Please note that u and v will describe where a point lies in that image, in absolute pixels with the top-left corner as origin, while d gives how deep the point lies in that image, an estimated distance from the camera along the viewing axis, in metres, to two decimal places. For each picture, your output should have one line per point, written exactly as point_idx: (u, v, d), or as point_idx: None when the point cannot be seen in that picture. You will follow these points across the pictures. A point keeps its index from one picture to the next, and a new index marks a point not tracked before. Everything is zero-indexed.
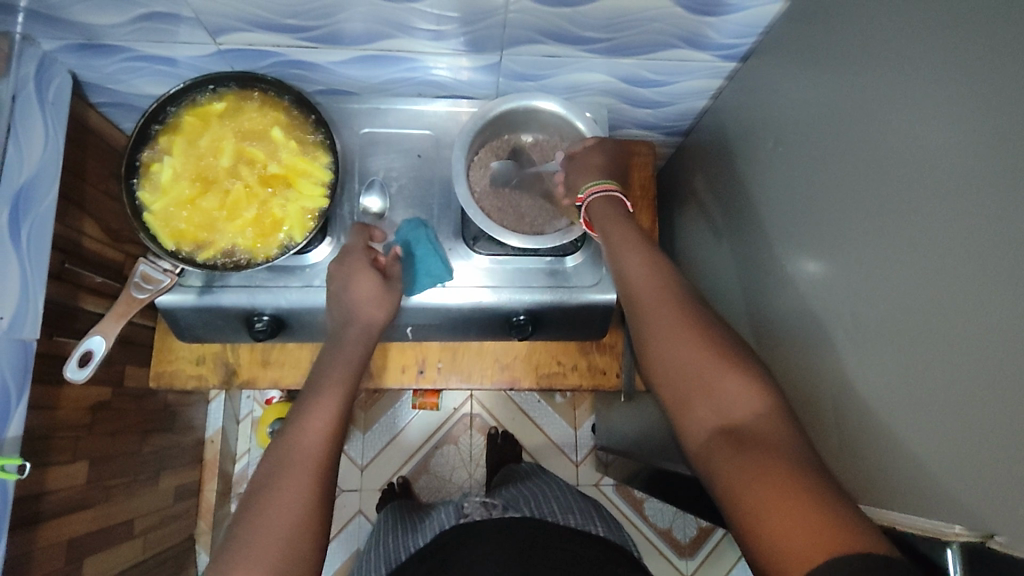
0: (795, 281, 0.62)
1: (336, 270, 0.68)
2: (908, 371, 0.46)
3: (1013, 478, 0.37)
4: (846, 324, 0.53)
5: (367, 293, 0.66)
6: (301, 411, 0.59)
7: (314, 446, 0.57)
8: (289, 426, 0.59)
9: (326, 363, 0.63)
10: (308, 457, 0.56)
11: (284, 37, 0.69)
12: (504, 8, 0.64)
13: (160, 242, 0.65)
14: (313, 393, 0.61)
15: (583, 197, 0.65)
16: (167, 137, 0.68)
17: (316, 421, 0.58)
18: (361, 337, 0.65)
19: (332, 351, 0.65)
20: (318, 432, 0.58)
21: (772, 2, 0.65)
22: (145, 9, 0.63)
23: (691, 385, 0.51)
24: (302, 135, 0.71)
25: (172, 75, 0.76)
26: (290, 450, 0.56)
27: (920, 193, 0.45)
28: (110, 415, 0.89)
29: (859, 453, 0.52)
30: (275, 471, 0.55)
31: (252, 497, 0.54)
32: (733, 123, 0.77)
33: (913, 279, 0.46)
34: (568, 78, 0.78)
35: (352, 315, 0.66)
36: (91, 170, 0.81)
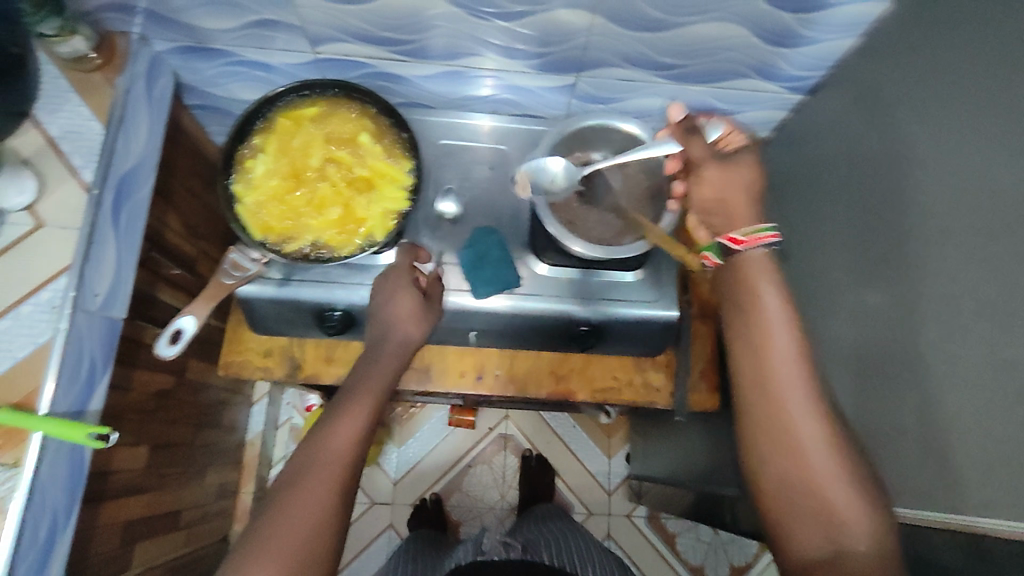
0: (866, 301, 0.63)
1: (380, 285, 0.70)
2: (990, 384, 0.46)
3: None
4: (920, 341, 0.54)
5: (408, 308, 0.68)
6: (331, 417, 0.60)
7: (342, 451, 0.58)
8: (323, 426, 0.60)
9: (364, 372, 0.65)
10: (335, 461, 0.57)
11: (377, 49, 0.73)
12: (589, 30, 0.68)
13: (252, 233, 0.69)
14: (348, 399, 0.62)
15: (743, 241, 0.58)
16: (262, 137, 0.72)
17: (344, 428, 0.59)
18: (401, 348, 0.67)
19: (368, 361, 0.66)
20: (348, 439, 0.59)
21: (843, 37, 0.68)
22: (257, 16, 0.68)
23: (798, 491, 0.52)
24: (389, 143, 0.74)
25: (267, 81, 0.81)
26: (317, 452, 0.57)
27: (1002, 210, 0.47)
28: (170, 404, 0.92)
29: (935, 470, 0.52)
30: (302, 469, 0.56)
31: (278, 493, 0.55)
32: (797, 151, 0.79)
33: (993, 295, 0.47)
34: (639, 103, 0.81)
35: (394, 326, 0.68)
36: (179, 167, 0.85)
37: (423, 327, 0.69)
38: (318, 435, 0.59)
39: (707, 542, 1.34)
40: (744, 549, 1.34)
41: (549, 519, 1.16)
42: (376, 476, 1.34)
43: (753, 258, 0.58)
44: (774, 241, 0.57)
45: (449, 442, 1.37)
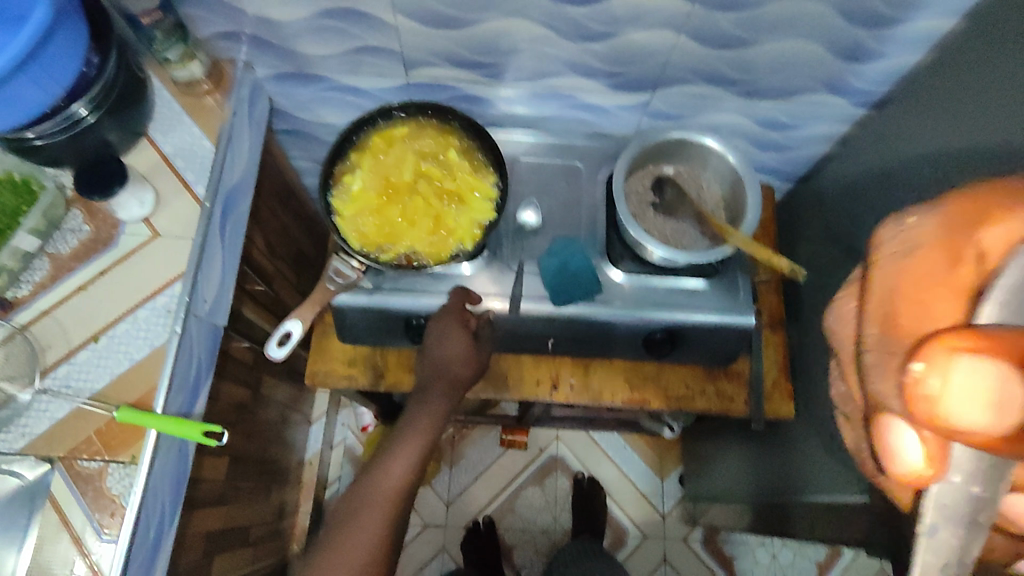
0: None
1: (433, 325, 0.75)
2: None
3: None
4: None
5: (454, 349, 0.74)
6: (386, 457, 0.71)
7: (394, 489, 0.69)
8: (376, 467, 0.71)
9: (413, 413, 0.74)
10: (384, 500, 0.68)
11: (465, 72, 0.78)
12: (669, 50, 0.72)
13: (351, 244, 0.72)
14: (403, 436, 0.72)
15: None
16: (358, 154, 0.77)
17: (397, 468, 0.70)
18: (447, 385, 0.75)
19: (417, 399, 0.75)
20: (396, 479, 0.69)
21: (911, 52, 0.71)
22: (360, 42, 0.73)
23: None
24: (474, 159, 0.78)
25: (355, 105, 0.86)
26: (374, 492, 0.68)
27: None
28: (247, 417, 0.94)
29: None
30: (357, 507, 0.68)
31: (337, 526, 0.67)
32: (857, 162, 0.82)
33: None
34: (707, 120, 0.86)
35: (445, 364, 0.75)
36: (266, 187, 0.90)
37: (474, 361, 0.76)
38: (374, 473, 0.70)
39: (765, 566, 1.33)
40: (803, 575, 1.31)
41: (572, 562, 1.15)
42: (429, 499, 1.34)
43: None
44: None
45: (500, 463, 1.38)
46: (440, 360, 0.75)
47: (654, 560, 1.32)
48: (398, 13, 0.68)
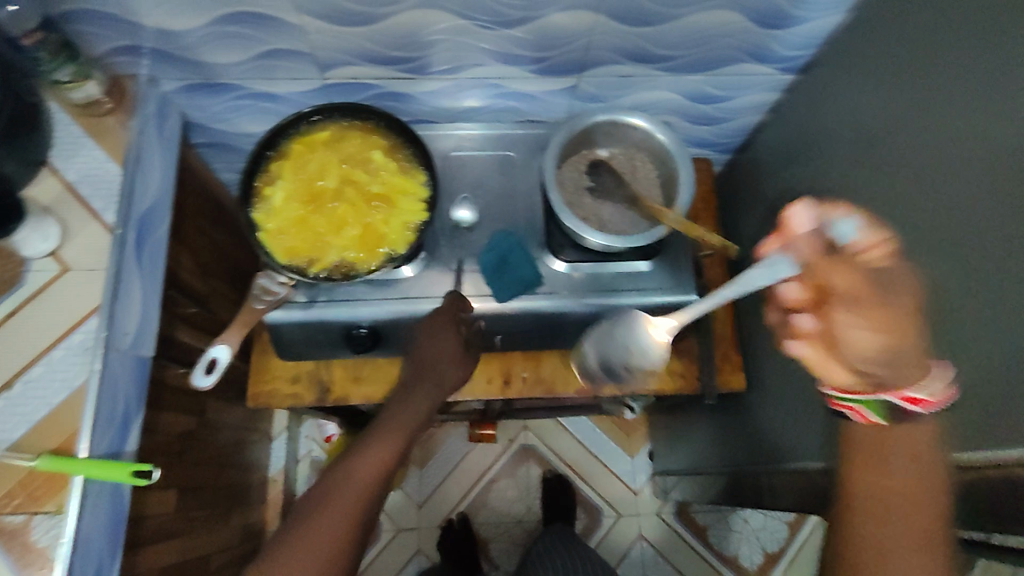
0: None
1: (426, 327, 0.74)
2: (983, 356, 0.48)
3: None
4: None
5: (445, 351, 0.74)
6: (365, 443, 0.70)
7: (374, 471, 0.68)
8: (354, 454, 0.69)
9: (395, 407, 0.73)
10: (357, 487, 0.66)
11: (383, 69, 0.75)
12: (589, 31, 0.70)
13: (276, 259, 0.69)
14: (388, 422, 0.72)
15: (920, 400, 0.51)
16: (278, 164, 0.73)
17: (379, 451, 0.69)
18: (437, 381, 0.75)
19: (406, 389, 0.74)
20: (372, 469, 0.68)
21: (831, 15, 0.70)
22: (267, 47, 0.69)
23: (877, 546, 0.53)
24: (402, 158, 0.75)
25: (273, 111, 0.82)
26: (353, 471, 0.67)
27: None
28: (194, 444, 0.91)
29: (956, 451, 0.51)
30: (331, 490, 0.66)
31: (307, 509, 0.65)
32: (789, 130, 0.81)
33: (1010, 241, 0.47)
34: (638, 99, 0.84)
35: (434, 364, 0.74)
36: (188, 205, 0.85)
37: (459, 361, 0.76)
38: (355, 454, 0.69)
39: (737, 531, 1.35)
40: (775, 535, 1.34)
41: (545, 556, 1.14)
42: (400, 502, 1.33)
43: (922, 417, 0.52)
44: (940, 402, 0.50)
45: (469, 458, 1.36)
46: (431, 360, 0.74)
47: (630, 537, 1.34)
48: (302, 13, 0.64)
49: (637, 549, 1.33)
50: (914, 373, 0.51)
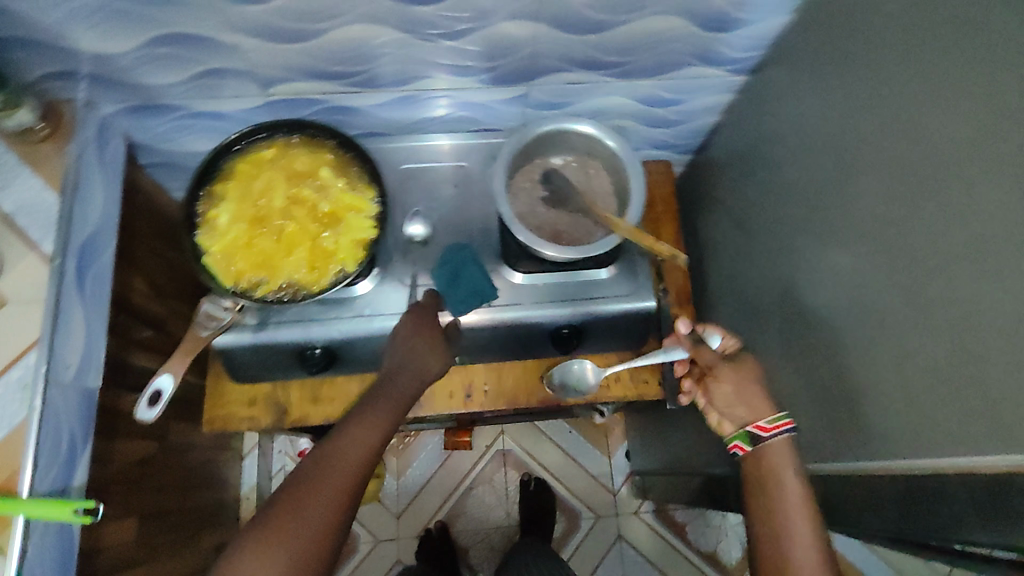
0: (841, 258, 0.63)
1: (404, 323, 0.71)
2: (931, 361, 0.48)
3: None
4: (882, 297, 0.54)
5: (419, 347, 0.69)
6: (349, 426, 0.63)
7: (353, 461, 0.61)
8: (336, 437, 0.62)
9: (380, 390, 0.67)
10: (340, 474, 0.60)
11: (327, 84, 0.73)
12: (532, 40, 0.69)
13: (221, 283, 0.67)
14: (367, 411, 0.65)
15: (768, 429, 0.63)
16: (222, 185, 0.71)
17: (357, 440, 0.62)
18: (418, 375, 0.68)
19: (385, 382, 0.67)
20: (357, 455, 0.61)
21: (775, 18, 0.69)
22: (202, 66, 0.67)
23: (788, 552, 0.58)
24: (350, 174, 0.73)
25: (219, 129, 0.80)
26: (330, 461, 0.60)
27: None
28: (157, 469, 0.89)
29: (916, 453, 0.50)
30: (312, 476, 0.59)
31: (282, 496, 0.58)
32: (747, 131, 0.81)
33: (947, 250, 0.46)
34: (591, 104, 0.83)
35: (409, 362, 0.68)
36: (139, 227, 0.83)
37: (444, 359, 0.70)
38: (331, 445, 0.62)
39: (717, 528, 1.35)
40: None
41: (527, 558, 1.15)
42: (378, 513, 1.32)
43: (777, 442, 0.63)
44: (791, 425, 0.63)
45: (447, 466, 1.36)
46: (408, 357, 0.68)
47: (609, 538, 1.34)
48: (237, 31, 0.62)
49: (615, 549, 1.33)
50: (760, 407, 0.65)
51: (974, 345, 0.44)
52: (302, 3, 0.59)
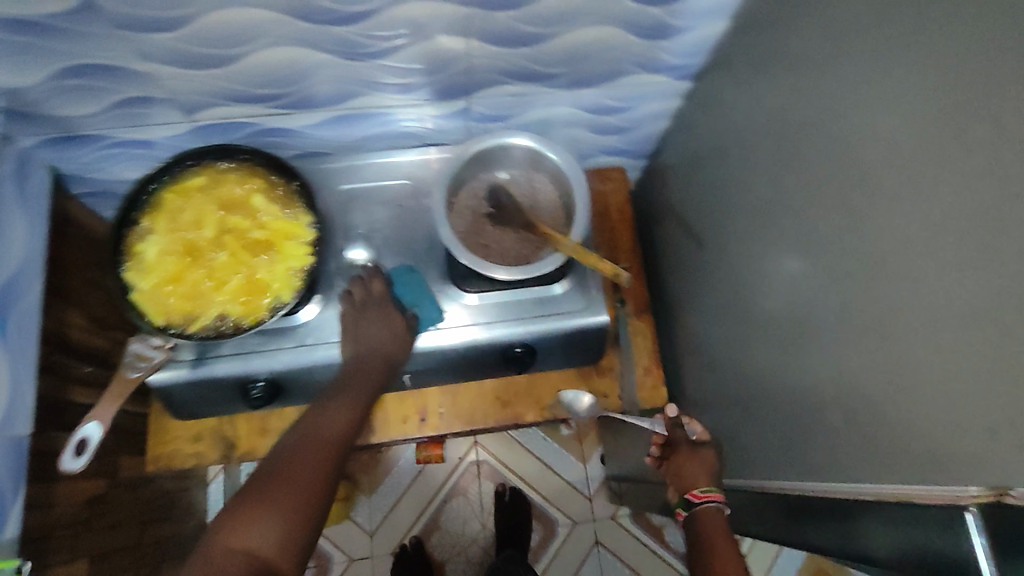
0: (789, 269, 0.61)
1: (357, 320, 0.70)
2: (885, 380, 0.46)
3: (988, 425, 0.37)
4: (832, 311, 0.53)
5: (382, 337, 0.70)
6: (325, 406, 0.63)
7: (331, 438, 0.60)
8: (311, 418, 0.62)
9: (346, 378, 0.67)
10: (327, 440, 0.60)
11: (255, 107, 0.70)
12: (466, 54, 0.67)
13: (150, 320, 0.65)
14: (337, 395, 0.65)
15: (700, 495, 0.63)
16: (149, 217, 0.68)
17: (334, 419, 0.62)
18: (382, 361, 0.69)
19: (350, 370, 0.68)
20: (339, 426, 0.61)
21: (713, 23, 0.68)
22: (119, 95, 0.64)
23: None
24: (284, 198, 0.71)
25: (150, 157, 0.77)
26: (309, 438, 0.59)
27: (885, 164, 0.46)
28: (108, 508, 0.86)
29: (874, 473, 0.49)
30: (297, 447, 0.58)
31: (269, 467, 0.56)
32: (697, 137, 0.79)
33: (895, 268, 0.44)
34: (536, 115, 0.81)
35: (372, 351, 0.69)
36: (73, 261, 0.79)
37: (405, 350, 0.71)
38: (307, 427, 0.61)
39: None
40: None
41: None
42: (351, 532, 1.30)
43: (709, 510, 0.62)
44: (723, 502, 0.63)
45: (420, 480, 1.34)
46: (370, 346, 0.69)
47: (586, 544, 1.32)
48: (147, 60, 0.60)
49: (592, 555, 1.32)
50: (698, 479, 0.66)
51: (919, 366, 0.43)
52: (209, 28, 0.57)
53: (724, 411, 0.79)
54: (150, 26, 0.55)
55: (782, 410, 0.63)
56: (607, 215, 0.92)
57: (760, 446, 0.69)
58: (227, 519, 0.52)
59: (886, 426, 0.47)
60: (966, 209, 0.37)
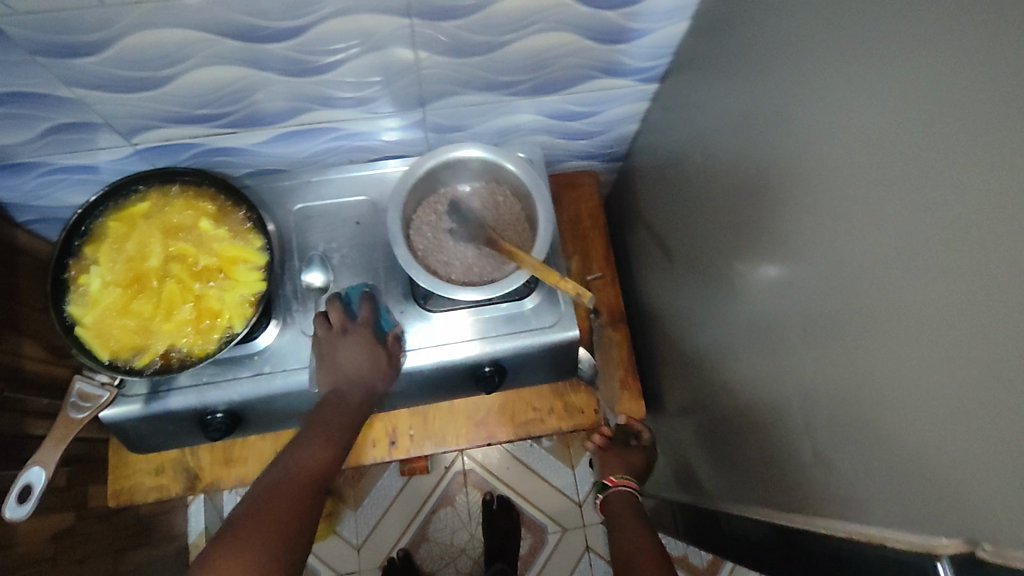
0: (759, 282, 0.59)
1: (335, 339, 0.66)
2: (878, 405, 0.43)
3: (1000, 463, 0.34)
4: (817, 326, 0.50)
5: (361, 367, 0.65)
6: (305, 437, 0.60)
7: (309, 476, 0.57)
8: (289, 450, 0.59)
9: (325, 405, 0.63)
10: (307, 478, 0.57)
11: (200, 128, 0.67)
12: (418, 65, 0.64)
13: (96, 356, 0.62)
14: (314, 426, 0.61)
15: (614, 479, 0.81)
16: (93, 248, 0.66)
17: (313, 452, 0.59)
18: (363, 391, 0.65)
19: (328, 399, 0.64)
20: (320, 459, 0.58)
21: (673, 24, 0.66)
22: (51, 122, 0.62)
23: (623, 555, 0.65)
24: (234, 222, 0.68)
25: (97, 182, 0.74)
26: (287, 475, 0.56)
27: (859, 176, 0.43)
28: (77, 541, 0.84)
29: (868, 501, 0.46)
30: (275, 484, 0.55)
31: (246, 506, 0.53)
32: (666, 140, 0.76)
33: (890, 289, 0.41)
34: (499, 123, 0.78)
35: (353, 382, 0.65)
36: (24, 291, 0.76)
37: (387, 379, 0.67)
38: (284, 464, 0.57)
39: None
40: None
41: None
42: (337, 547, 1.28)
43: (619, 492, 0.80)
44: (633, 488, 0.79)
45: (406, 492, 1.32)
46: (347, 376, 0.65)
47: (577, 550, 1.30)
48: (73, 85, 0.57)
49: (584, 561, 1.29)
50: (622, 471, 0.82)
51: (913, 391, 0.40)
52: (135, 51, 0.54)
53: (701, 420, 0.76)
54: (76, 51, 0.53)
55: (762, 427, 0.61)
56: (578, 222, 0.89)
57: (740, 462, 0.67)
58: (202, 559, 0.49)
59: (870, 453, 0.45)
60: (975, 229, 0.34)
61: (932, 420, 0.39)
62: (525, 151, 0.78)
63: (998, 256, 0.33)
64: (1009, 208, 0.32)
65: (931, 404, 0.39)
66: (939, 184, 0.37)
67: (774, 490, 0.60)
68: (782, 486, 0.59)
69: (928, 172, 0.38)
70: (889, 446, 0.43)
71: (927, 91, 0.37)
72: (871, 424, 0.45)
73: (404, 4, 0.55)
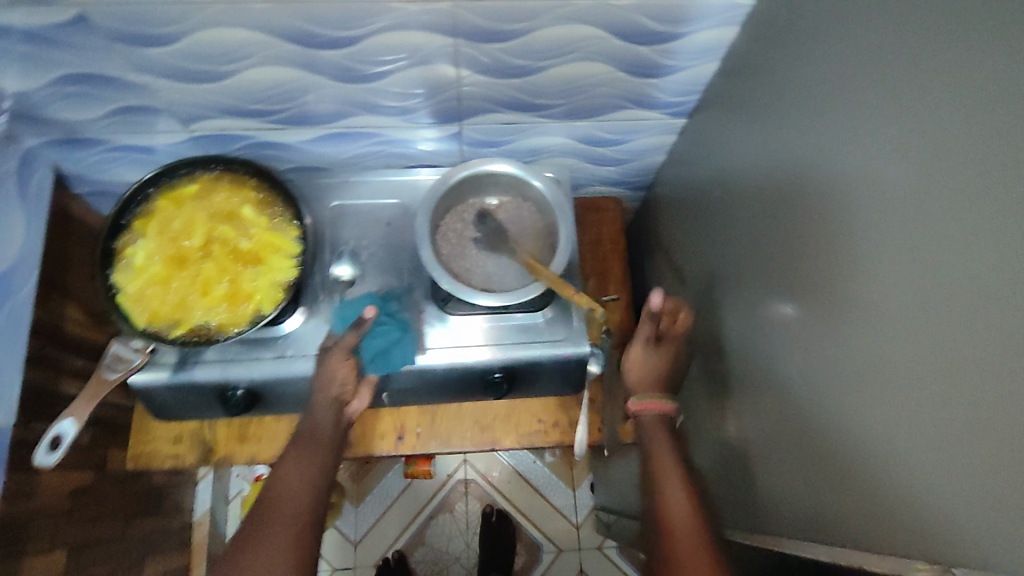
0: (771, 317, 0.60)
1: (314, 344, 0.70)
2: (878, 432, 0.45)
3: (993, 492, 0.36)
4: (826, 356, 0.51)
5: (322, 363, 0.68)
6: (281, 465, 0.63)
7: (293, 498, 0.60)
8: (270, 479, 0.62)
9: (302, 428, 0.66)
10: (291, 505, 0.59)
11: (253, 121, 0.72)
12: (459, 82, 0.68)
13: (134, 323, 0.66)
14: (295, 446, 0.64)
15: None
16: (143, 222, 0.70)
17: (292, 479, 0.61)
18: (334, 404, 0.66)
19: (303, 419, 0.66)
20: (296, 485, 0.61)
21: (704, 62, 0.69)
22: (120, 103, 0.67)
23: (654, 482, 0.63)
24: (274, 212, 0.73)
25: (150, 161, 0.79)
26: (268, 505, 0.59)
27: (870, 215, 0.45)
28: (93, 500, 0.88)
29: (862, 527, 0.48)
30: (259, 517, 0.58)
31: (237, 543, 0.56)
32: (690, 173, 0.79)
33: (897, 326, 0.43)
34: (529, 143, 0.82)
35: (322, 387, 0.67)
36: (74, 256, 0.81)
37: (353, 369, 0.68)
38: (268, 493, 0.60)
39: None
40: None
41: None
42: (335, 540, 1.31)
43: None
44: None
45: (407, 494, 1.34)
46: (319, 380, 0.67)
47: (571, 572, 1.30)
48: (144, 72, 0.63)
49: None
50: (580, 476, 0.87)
51: (918, 420, 0.41)
52: (204, 45, 0.60)
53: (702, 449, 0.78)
54: (150, 41, 0.59)
55: (761, 455, 0.62)
56: (598, 241, 0.93)
57: (738, 490, 0.68)
58: None
59: (866, 483, 0.47)
60: (974, 272, 0.37)
61: (931, 451, 0.40)
62: (554, 171, 0.81)
63: (997, 304, 0.35)
64: (1004, 251, 0.34)
65: (931, 436, 0.40)
66: (945, 229, 0.39)
67: (769, 518, 0.61)
68: (777, 514, 0.60)
69: (932, 218, 0.40)
70: (886, 479, 0.45)
71: (936, 142, 0.39)
72: (870, 456, 0.46)
73: (451, 25, 0.59)
